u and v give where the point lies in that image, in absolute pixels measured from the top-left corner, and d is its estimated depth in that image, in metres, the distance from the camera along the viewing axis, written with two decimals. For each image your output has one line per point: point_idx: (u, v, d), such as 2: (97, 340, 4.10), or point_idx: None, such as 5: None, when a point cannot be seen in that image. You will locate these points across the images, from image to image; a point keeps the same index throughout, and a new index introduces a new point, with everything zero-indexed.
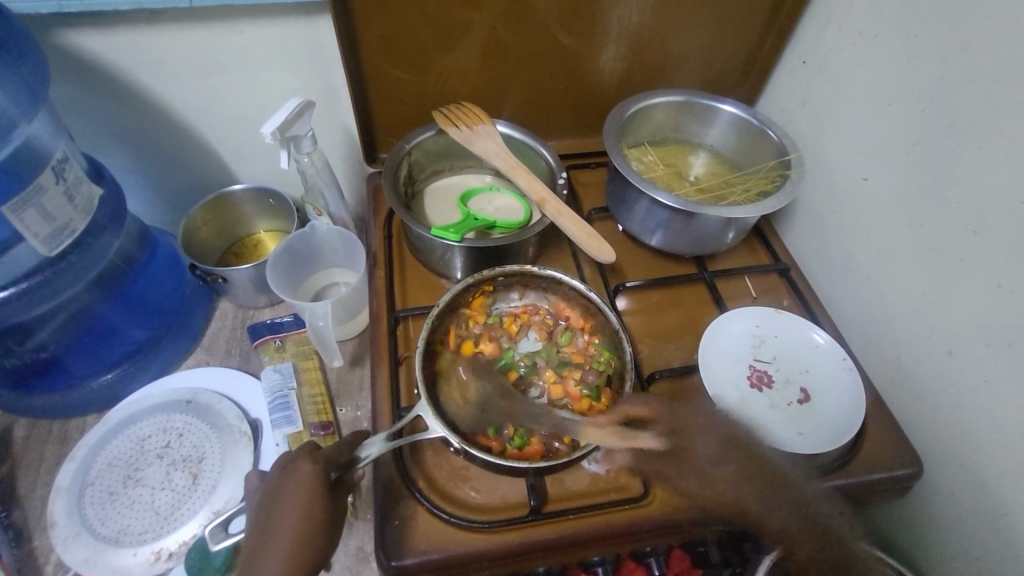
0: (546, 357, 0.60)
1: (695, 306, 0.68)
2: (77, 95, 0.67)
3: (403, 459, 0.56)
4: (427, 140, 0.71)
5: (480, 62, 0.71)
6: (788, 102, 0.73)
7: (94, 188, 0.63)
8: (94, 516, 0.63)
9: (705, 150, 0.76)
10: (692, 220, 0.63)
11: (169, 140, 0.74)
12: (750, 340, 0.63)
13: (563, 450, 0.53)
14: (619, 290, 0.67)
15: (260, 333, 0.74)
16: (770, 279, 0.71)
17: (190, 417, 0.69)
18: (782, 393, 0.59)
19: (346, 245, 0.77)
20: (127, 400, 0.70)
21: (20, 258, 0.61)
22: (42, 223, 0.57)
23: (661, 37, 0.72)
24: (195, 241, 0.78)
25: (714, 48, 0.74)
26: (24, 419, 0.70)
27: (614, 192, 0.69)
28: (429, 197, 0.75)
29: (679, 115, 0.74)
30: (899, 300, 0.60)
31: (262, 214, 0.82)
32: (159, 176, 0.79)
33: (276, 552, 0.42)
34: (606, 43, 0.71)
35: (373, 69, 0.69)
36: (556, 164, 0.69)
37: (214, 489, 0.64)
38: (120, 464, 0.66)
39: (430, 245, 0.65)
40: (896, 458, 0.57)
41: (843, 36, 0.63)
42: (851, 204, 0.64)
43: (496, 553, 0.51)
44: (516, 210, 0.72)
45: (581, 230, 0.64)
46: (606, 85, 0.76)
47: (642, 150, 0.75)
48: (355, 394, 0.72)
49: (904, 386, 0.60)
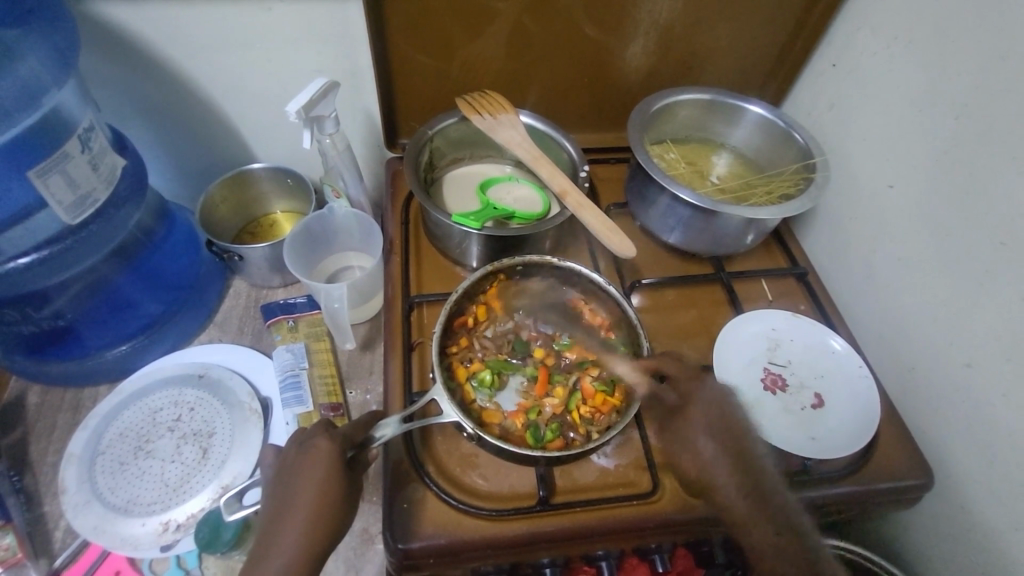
0: (577, 348, 0.60)
1: (710, 306, 0.67)
2: (104, 64, 0.67)
3: (413, 442, 0.56)
4: (450, 127, 0.71)
5: (505, 51, 0.71)
6: (814, 106, 0.73)
7: (118, 159, 0.64)
8: (105, 485, 0.63)
9: (727, 150, 0.76)
10: (713, 219, 0.63)
11: (191, 116, 0.74)
12: (765, 343, 0.63)
13: (579, 440, 0.54)
14: (635, 287, 0.66)
15: (272, 312, 0.74)
16: (787, 283, 0.70)
17: (201, 392, 0.69)
18: (796, 398, 0.59)
19: (364, 229, 0.77)
20: (139, 373, 0.71)
21: (41, 227, 0.61)
22: (65, 190, 0.58)
23: (689, 34, 0.71)
24: (213, 217, 0.78)
25: (743, 47, 0.73)
26: (37, 386, 0.70)
27: (635, 188, 0.69)
28: (448, 185, 0.75)
29: (704, 114, 0.73)
30: (920, 310, 0.59)
31: (279, 193, 0.82)
32: (178, 151, 0.79)
33: (294, 533, 0.42)
34: (634, 37, 0.71)
35: (399, 54, 0.69)
36: (579, 157, 0.69)
37: (223, 465, 0.65)
38: (132, 434, 0.66)
39: (448, 232, 0.65)
40: (907, 468, 0.56)
41: (875, 40, 0.62)
42: (875, 212, 0.64)
43: (500, 540, 0.51)
44: (534, 201, 0.72)
45: (603, 225, 0.63)
46: (631, 79, 0.76)
47: (665, 148, 0.74)
48: (365, 376, 0.72)
49: (919, 398, 0.60)
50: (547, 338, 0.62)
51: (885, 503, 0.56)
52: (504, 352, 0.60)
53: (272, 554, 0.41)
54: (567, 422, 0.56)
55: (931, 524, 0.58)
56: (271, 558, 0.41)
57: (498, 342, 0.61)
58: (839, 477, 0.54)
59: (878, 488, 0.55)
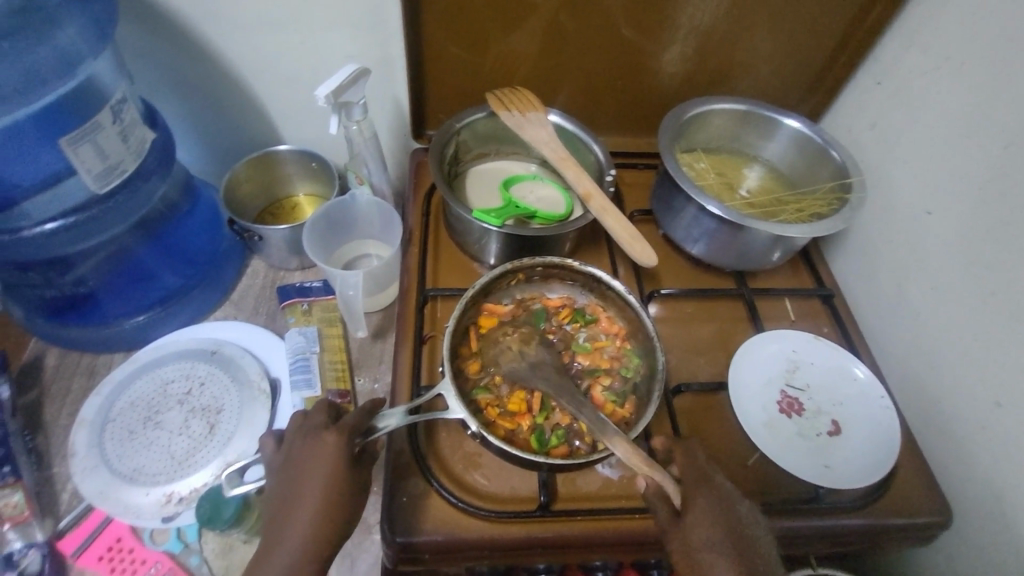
0: (589, 357, 0.59)
1: (729, 322, 0.65)
2: (141, 38, 0.68)
3: (417, 436, 0.55)
4: (478, 121, 0.71)
5: (539, 48, 0.70)
6: (854, 124, 0.70)
7: (147, 132, 0.64)
8: (113, 452, 0.64)
9: (760, 164, 0.73)
10: (740, 233, 0.61)
11: (221, 94, 0.75)
12: (783, 364, 0.61)
13: (584, 449, 0.53)
14: (653, 296, 0.65)
15: (287, 294, 0.74)
16: (811, 304, 0.68)
17: (213, 368, 0.70)
18: (811, 423, 0.57)
19: (385, 219, 0.77)
20: (153, 345, 0.72)
21: (69, 194, 0.61)
22: (95, 159, 0.58)
23: (730, 43, 0.69)
24: (236, 196, 0.79)
25: (784, 59, 0.71)
26: (55, 349, 0.72)
27: (660, 196, 0.67)
28: (472, 180, 0.74)
29: (739, 124, 0.71)
30: (950, 343, 0.57)
31: (303, 176, 0.82)
32: (207, 127, 0.79)
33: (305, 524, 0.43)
34: (672, 42, 0.69)
35: (433, 45, 0.69)
36: (607, 160, 0.68)
37: (228, 441, 0.65)
38: (142, 405, 0.67)
39: (468, 228, 0.64)
40: (924, 506, 0.54)
41: (923, 60, 0.60)
42: (910, 238, 0.62)
43: (497, 542, 0.51)
44: (557, 202, 0.71)
45: (625, 230, 0.62)
46: (665, 85, 0.74)
47: (695, 156, 0.72)
48: (374, 365, 0.72)
49: (943, 435, 0.57)
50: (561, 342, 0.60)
51: (898, 540, 0.54)
52: (517, 365, 0.56)
53: (280, 545, 0.43)
54: (574, 429, 0.55)
55: (944, 565, 0.56)
56: (284, 545, 0.43)
57: (511, 352, 0.57)
58: (848, 510, 0.52)
59: (892, 522, 0.53)
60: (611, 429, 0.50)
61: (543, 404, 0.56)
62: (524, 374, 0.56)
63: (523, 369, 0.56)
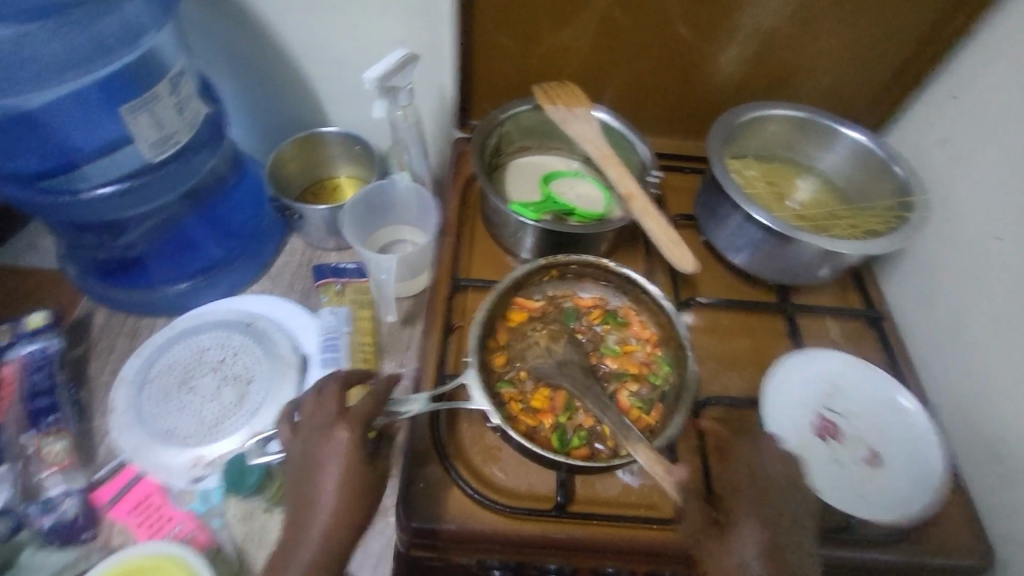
0: (618, 360, 0.58)
1: (767, 337, 0.63)
2: (203, 14, 0.70)
3: (438, 424, 0.55)
4: (523, 113, 0.70)
5: (591, 43, 0.68)
6: (921, 139, 0.66)
7: (201, 106, 0.67)
8: (148, 412, 0.67)
9: (815, 174, 0.70)
10: (786, 246, 0.59)
11: (274, 73, 0.76)
12: (823, 386, 0.58)
13: (605, 453, 0.52)
14: (688, 304, 0.63)
15: (322, 273, 0.76)
16: (858, 326, 0.65)
17: (247, 339, 0.72)
18: (848, 450, 0.55)
19: (422, 205, 0.77)
20: (193, 312, 0.74)
21: (125, 161, 0.63)
22: (151, 128, 0.61)
23: (791, 47, 0.66)
24: (281, 174, 0.80)
25: (849, 66, 0.68)
26: (103, 309, 0.75)
27: (705, 202, 0.65)
28: (513, 172, 0.73)
29: (795, 132, 0.68)
30: (1011, 379, 0.53)
31: (346, 159, 0.83)
32: (258, 105, 0.81)
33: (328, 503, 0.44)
34: (730, 43, 0.67)
35: (484, 34, 0.68)
36: (651, 161, 0.66)
37: (256, 412, 0.67)
38: (179, 369, 0.70)
39: (504, 220, 0.64)
40: (967, 550, 0.51)
41: (1005, 74, 0.56)
42: (974, 265, 0.58)
43: (509, 537, 0.51)
44: (596, 200, 0.70)
45: (665, 234, 0.60)
46: (719, 88, 0.72)
47: (746, 163, 0.70)
48: (401, 350, 0.73)
49: (995, 477, 0.53)
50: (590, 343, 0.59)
51: None
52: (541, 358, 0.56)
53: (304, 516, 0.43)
54: (597, 432, 0.54)
55: None
56: (313, 514, 0.44)
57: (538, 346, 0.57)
58: (880, 543, 0.50)
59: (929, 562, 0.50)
60: (635, 433, 0.50)
61: (567, 403, 0.55)
62: (552, 368, 0.55)
63: (548, 367, 0.56)
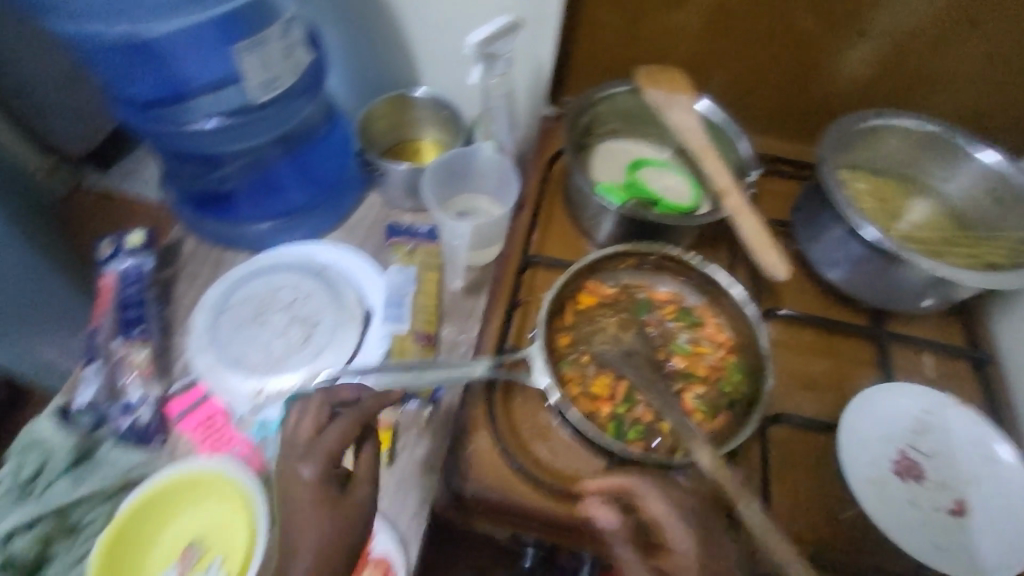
0: (686, 360, 0.56)
1: (852, 363, 0.59)
2: None
3: (494, 395, 0.55)
4: (620, 95, 0.68)
5: (703, 28, 0.65)
6: None
7: (306, 55, 0.68)
8: (221, 339, 0.71)
9: (934, 196, 0.64)
10: (892, 266, 0.54)
11: (377, 30, 0.77)
12: (910, 423, 0.53)
13: (661, 452, 0.51)
14: (768, 314, 0.60)
15: (396, 233, 0.78)
16: (957, 366, 0.59)
17: (317, 285, 0.74)
18: (930, 495, 0.50)
19: (501, 176, 0.76)
20: (271, 252, 0.77)
21: (230, 98, 0.65)
22: (257, 70, 0.63)
23: (928, 52, 0.61)
24: (369, 132, 0.83)
25: (992, 80, 0.61)
26: (192, 237, 0.79)
27: (805, 209, 0.61)
28: (600, 155, 0.71)
29: (920, 148, 0.62)
30: None
31: (432, 123, 0.84)
32: (356, 60, 0.83)
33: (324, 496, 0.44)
34: (858, 41, 0.62)
35: (592, 9, 0.66)
36: (751, 159, 0.63)
37: (318, 354, 0.69)
38: (252, 303, 0.73)
39: (587, 201, 0.62)
40: None
41: None
42: None
43: (551, 517, 0.50)
44: (683, 194, 0.68)
45: (757, 237, 0.57)
46: (835, 90, 0.67)
47: (857, 175, 0.65)
48: (463, 318, 0.73)
49: None
50: (660, 338, 0.57)
51: None
52: (609, 344, 0.55)
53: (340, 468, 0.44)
54: (656, 428, 0.52)
55: None
56: None
57: (605, 333, 0.56)
58: None
59: None
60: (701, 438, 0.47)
61: (628, 395, 0.53)
62: (616, 358, 0.54)
63: (613, 355, 0.55)
